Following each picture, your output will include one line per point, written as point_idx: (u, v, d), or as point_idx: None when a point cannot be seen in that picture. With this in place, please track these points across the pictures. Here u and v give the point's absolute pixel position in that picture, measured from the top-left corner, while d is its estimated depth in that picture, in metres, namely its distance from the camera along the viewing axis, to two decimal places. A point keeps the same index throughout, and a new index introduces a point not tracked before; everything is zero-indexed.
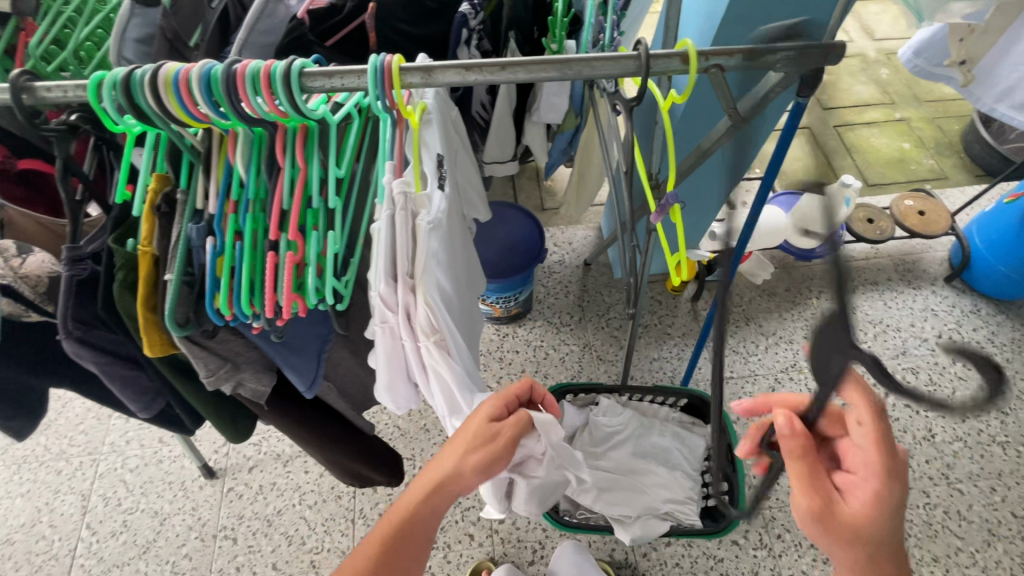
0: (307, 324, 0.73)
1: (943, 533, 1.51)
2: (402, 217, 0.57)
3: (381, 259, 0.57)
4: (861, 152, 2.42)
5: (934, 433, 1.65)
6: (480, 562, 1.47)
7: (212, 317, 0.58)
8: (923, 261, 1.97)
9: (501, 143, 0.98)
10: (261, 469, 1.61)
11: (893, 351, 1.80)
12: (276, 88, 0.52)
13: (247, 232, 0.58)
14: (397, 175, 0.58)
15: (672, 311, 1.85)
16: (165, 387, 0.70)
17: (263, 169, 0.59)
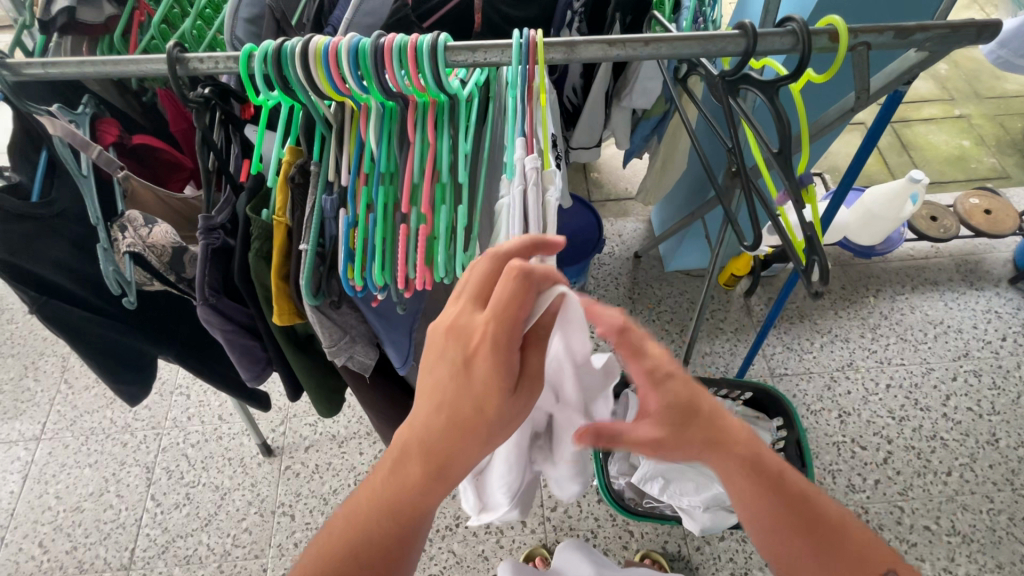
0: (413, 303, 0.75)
1: (1008, 540, 1.47)
2: (535, 193, 0.56)
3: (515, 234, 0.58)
4: (919, 149, 2.36)
5: (999, 438, 1.61)
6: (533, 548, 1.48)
7: (344, 287, 0.59)
8: (985, 262, 1.91)
9: (590, 128, 0.98)
10: (317, 449, 1.64)
11: (955, 353, 1.75)
12: (422, 62, 0.53)
13: (379, 205, 0.59)
14: (527, 152, 0.57)
15: (724, 306, 1.83)
16: (277, 357, 0.72)
17: (393, 141, 0.60)
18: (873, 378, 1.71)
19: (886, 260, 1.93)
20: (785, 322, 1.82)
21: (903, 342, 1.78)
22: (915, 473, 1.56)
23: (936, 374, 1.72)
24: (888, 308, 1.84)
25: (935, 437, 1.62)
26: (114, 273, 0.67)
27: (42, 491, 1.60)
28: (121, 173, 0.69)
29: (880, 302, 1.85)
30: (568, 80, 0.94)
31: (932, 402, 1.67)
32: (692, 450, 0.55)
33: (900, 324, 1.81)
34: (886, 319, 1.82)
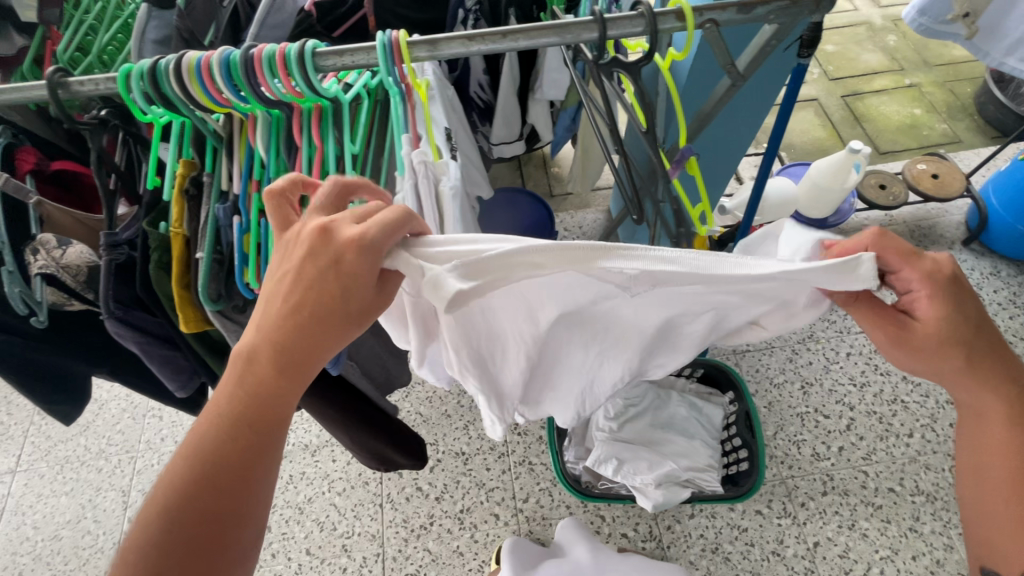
0: None
1: None
2: (426, 184, 0.59)
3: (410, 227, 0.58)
4: (872, 121, 2.39)
5: None
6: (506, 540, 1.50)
7: (242, 291, 0.61)
8: (938, 226, 1.95)
9: (507, 123, 1.01)
10: (290, 459, 1.66)
11: None
12: (292, 69, 0.55)
13: (270, 209, 0.61)
14: (414, 147, 0.61)
15: None
16: (200, 365, 0.74)
17: (281, 149, 0.63)
18: (833, 348, 1.74)
19: (842, 232, 1.96)
20: None
21: None
22: (878, 437, 1.59)
23: None
24: None
25: (896, 401, 1.65)
26: (21, 294, 0.68)
27: (20, 522, 1.61)
28: (33, 199, 0.70)
29: None
30: (474, 75, 0.98)
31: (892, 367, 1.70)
32: (953, 366, 0.61)
33: None
34: None
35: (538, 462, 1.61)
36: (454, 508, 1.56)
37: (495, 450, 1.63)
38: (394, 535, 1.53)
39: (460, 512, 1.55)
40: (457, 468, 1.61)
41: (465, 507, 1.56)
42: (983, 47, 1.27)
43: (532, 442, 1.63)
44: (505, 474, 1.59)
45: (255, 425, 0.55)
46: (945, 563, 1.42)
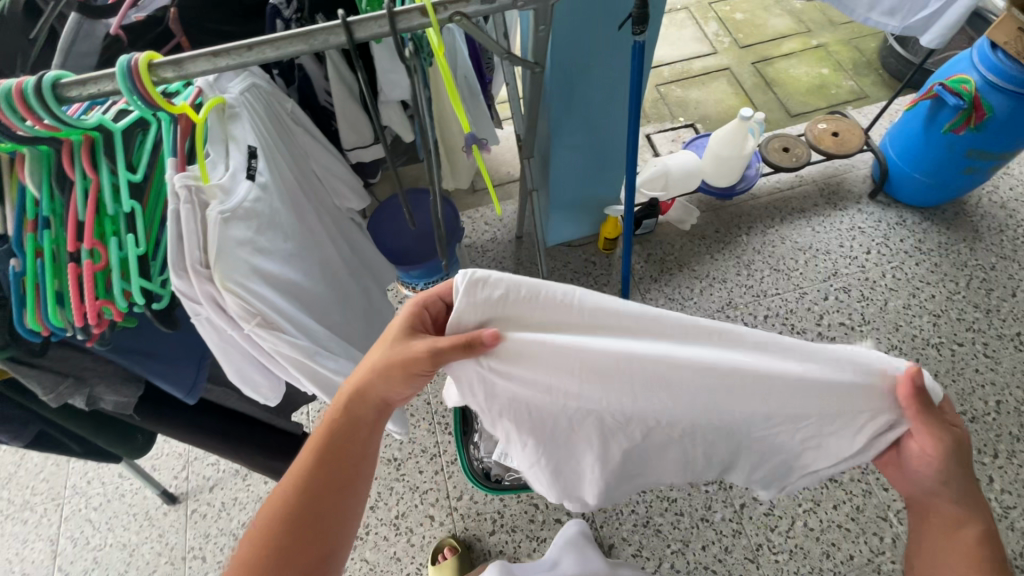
0: (174, 337, 0.76)
1: None
2: (188, 211, 0.59)
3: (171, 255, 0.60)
4: (782, 84, 2.43)
5: (870, 346, 1.69)
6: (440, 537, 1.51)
7: (26, 335, 0.59)
8: (846, 181, 1.99)
9: (356, 130, 1.01)
10: (222, 486, 1.63)
11: (825, 274, 1.83)
12: (33, 105, 0.54)
13: (45, 248, 0.59)
14: (179, 170, 0.61)
15: (606, 271, 1.87)
16: (29, 412, 0.72)
17: (55, 184, 0.61)
18: (751, 313, 1.78)
19: (755, 198, 1.99)
20: (665, 275, 1.86)
21: (777, 273, 1.84)
22: None
23: (810, 297, 1.79)
24: (761, 243, 1.90)
25: None
26: None
27: None
28: None
29: (753, 239, 1.91)
30: (316, 84, 0.98)
31: (808, 324, 1.74)
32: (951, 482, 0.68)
33: (773, 256, 1.87)
34: (759, 253, 1.88)
35: None
36: (389, 515, 1.56)
37: (426, 452, 1.63)
38: None
39: (395, 518, 1.55)
40: (390, 475, 1.61)
41: (400, 512, 1.56)
42: (850, 5, 1.37)
43: None
44: (439, 475, 1.60)
45: (338, 483, 0.72)
46: (865, 508, 1.47)
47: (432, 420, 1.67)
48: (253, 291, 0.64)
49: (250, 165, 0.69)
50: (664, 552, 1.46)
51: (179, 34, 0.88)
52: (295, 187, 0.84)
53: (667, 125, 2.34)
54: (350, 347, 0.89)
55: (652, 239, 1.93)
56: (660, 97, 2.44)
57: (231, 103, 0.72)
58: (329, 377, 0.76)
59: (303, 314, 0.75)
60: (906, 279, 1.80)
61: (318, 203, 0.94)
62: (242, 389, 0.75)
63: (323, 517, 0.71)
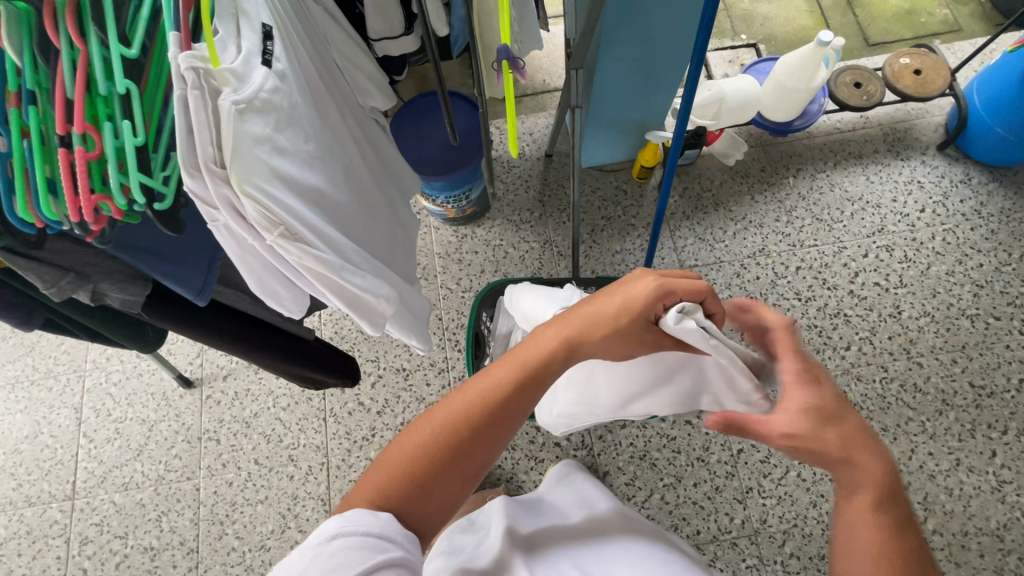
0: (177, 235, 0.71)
1: (897, 405, 1.53)
2: (197, 98, 0.50)
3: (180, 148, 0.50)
4: (865, 5, 2.13)
5: (902, 310, 1.62)
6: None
7: (18, 224, 0.54)
8: (915, 128, 1.80)
9: (383, 15, 0.88)
10: (235, 377, 1.68)
11: (870, 229, 1.71)
12: None
13: (32, 127, 0.52)
14: (185, 48, 0.51)
15: (637, 202, 1.77)
16: (34, 301, 0.69)
17: (37, 52, 0.52)
18: (784, 262, 1.69)
19: (811, 137, 1.82)
20: (699, 213, 1.76)
21: (819, 223, 1.73)
22: (815, 350, 1.59)
23: (849, 252, 1.69)
24: (807, 188, 1.77)
25: (839, 314, 1.63)
26: None
27: None
28: None
29: (799, 182, 1.77)
30: None
31: (840, 281, 1.66)
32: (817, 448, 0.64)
33: (818, 204, 1.75)
34: (804, 200, 1.76)
35: None
36: (395, 421, 1.60)
37: (435, 366, 1.64)
38: (338, 446, 1.59)
39: (401, 424, 1.60)
40: (398, 384, 1.63)
41: (405, 420, 1.60)
42: None
43: None
44: (445, 389, 1.62)
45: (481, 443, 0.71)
46: None
47: (443, 335, 1.67)
48: (276, 194, 0.58)
49: (265, 48, 0.59)
50: (656, 484, 1.51)
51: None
52: (315, 80, 0.74)
53: (726, 42, 2.09)
54: (376, 263, 0.84)
55: (692, 172, 1.80)
56: (724, 6, 2.15)
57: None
58: (353, 291, 0.71)
59: (326, 224, 0.69)
60: (956, 243, 1.68)
61: (341, 100, 0.84)
62: (262, 299, 0.70)
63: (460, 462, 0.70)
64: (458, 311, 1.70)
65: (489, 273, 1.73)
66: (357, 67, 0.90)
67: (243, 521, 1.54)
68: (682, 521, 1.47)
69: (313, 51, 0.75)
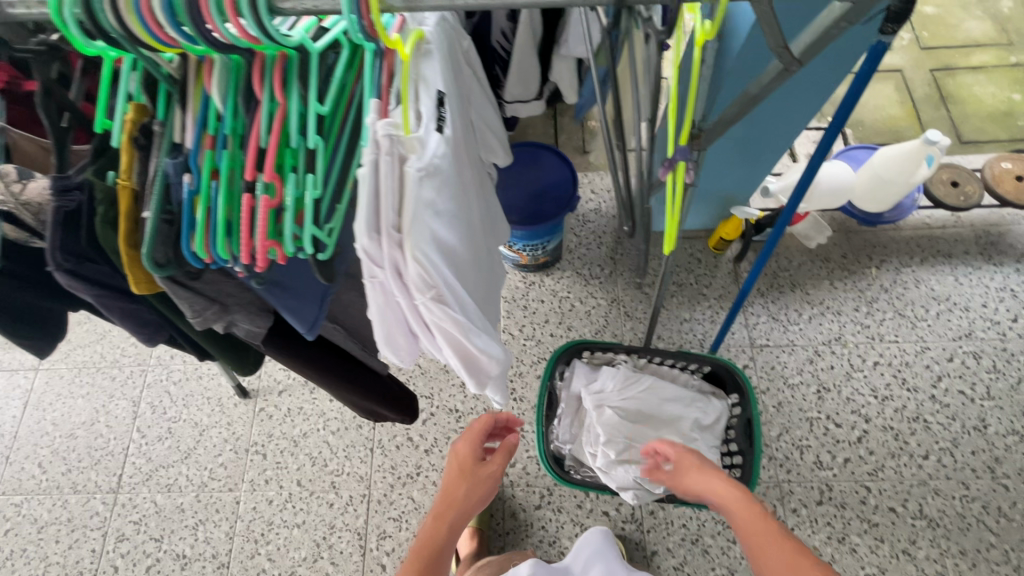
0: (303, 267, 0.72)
1: (977, 528, 1.42)
2: (388, 163, 0.52)
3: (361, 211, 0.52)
4: (959, 102, 2.10)
5: (987, 424, 1.52)
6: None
7: (190, 258, 0.56)
8: (1011, 234, 1.73)
9: (522, 80, 0.91)
10: (290, 393, 1.69)
11: (956, 332, 1.63)
12: (242, 8, 0.46)
13: (223, 171, 0.54)
14: (382, 116, 0.54)
15: (711, 272, 1.74)
16: (165, 320, 0.71)
17: (239, 101, 0.54)
18: (861, 355, 1.62)
19: (897, 229, 1.77)
20: (774, 291, 1.72)
21: (901, 318, 1.66)
22: (889, 454, 1.50)
23: (931, 354, 1.61)
24: (890, 281, 1.71)
25: (917, 419, 1.54)
26: None
27: (41, 417, 1.71)
28: None
29: (883, 274, 1.72)
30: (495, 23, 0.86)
31: (921, 383, 1.58)
32: None
33: (901, 299, 1.68)
34: (886, 292, 1.69)
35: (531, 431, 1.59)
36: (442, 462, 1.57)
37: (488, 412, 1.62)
38: (381, 480, 1.57)
39: None
40: (449, 424, 1.61)
41: None
42: None
43: (526, 410, 1.61)
44: None
45: None
46: None
47: None
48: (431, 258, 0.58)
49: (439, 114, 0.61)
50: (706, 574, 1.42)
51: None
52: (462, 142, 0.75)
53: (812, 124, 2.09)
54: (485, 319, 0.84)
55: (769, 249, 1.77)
56: None
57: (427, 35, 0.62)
58: (472, 351, 0.70)
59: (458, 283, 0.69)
60: None
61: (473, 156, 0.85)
62: (379, 349, 0.69)
63: None
64: (517, 359, 1.69)
65: (553, 323, 1.72)
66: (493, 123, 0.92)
67: (277, 543, 1.52)
68: None
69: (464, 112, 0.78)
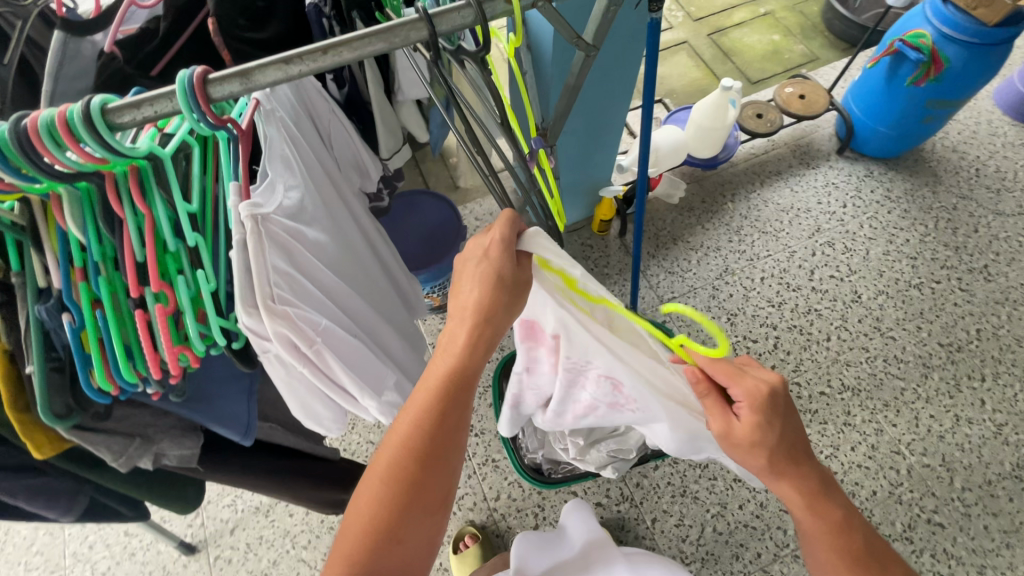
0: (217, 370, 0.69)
1: (888, 380, 1.65)
2: (254, 242, 0.54)
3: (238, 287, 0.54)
4: (739, 53, 2.50)
5: (860, 294, 1.79)
6: (461, 529, 1.50)
7: (94, 396, 0.53)
8: (814, 141, 2.09)
9: (390, 131, 0.96)
10: (244, 527, 1.54)
11: (809, 231, 1.91)
12: (81, 134, 0.47)
13: (104, 297, 0.52)
14: (243, 198, 0.55)
15: (604, 252, 1.89)
16: (82, 483, 0.65)
17: (101, 224, 0.53)
18: (749, 276, 1.84)
19: (734, 165, 2.05)
20: (662, 250, 1.90)
21: (765, 235, 1.91)
22: (803, 348, 1.71)
23: (799, 254, 1.87)
24: (746, 208, 1.97)
25: (811, 310, 1.77)
26: None
27: None
28: None
29: (738, 205, 1.97)
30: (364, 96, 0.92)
31: (801, 280, 1.82)
32: None
33: (759, 220, 1.94)
34: (747, 218, 1.95)
35: (502, 458, 1.59)
36: None
37: None
38: None
39: None
40: None
41: None
42: None
43: (491, 440, 1.61)
44: (472, 478, 1.57)
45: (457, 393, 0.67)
46: (879, 445, 1.56)
47: None
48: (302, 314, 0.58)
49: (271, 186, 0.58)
50: (705, 517, 1.50)
51: (220, 48, 0.79)
52: (327, 185, 0.71)
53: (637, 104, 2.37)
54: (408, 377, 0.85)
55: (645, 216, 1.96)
56: None
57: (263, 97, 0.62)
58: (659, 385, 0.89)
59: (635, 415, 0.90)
60: (882, 226, 1.91)
61: (350, 196, 0.79)
62: (302, 420, 0.70)
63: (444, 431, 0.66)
64: None
65: None
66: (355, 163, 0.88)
67: None
68: (741, 547, 1.46)
69: (323, 157, 0.74)
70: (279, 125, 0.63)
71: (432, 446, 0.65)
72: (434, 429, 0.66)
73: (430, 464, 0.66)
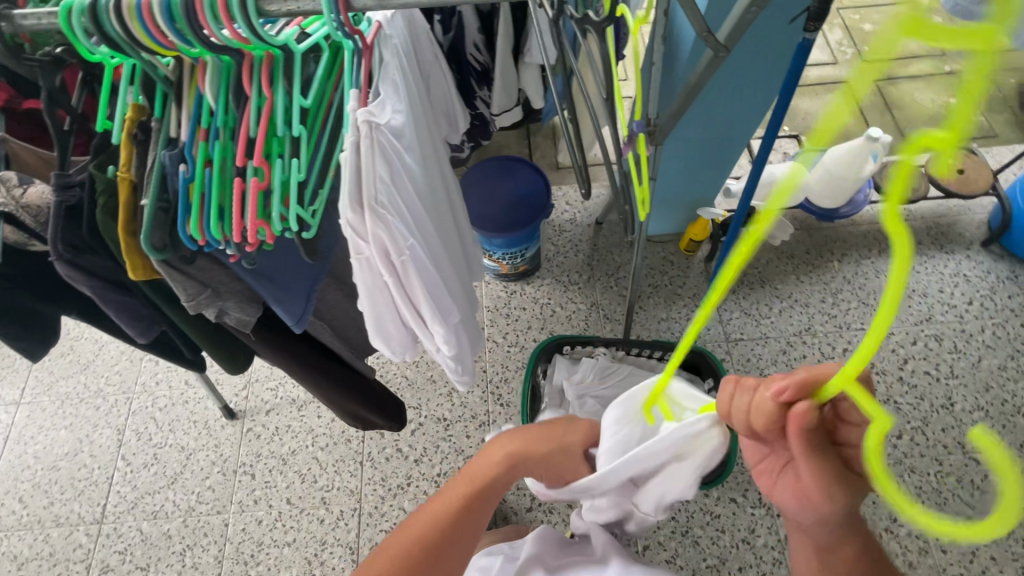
0: (287, 255, 0.76)
1: (953, 502, 1.47)
2: (367, 145, 0.57)
3: (346, 186, 0.57)
4: (902, 108, 2.26)
5: (954, 402, 1.59)
6: None
7: (185, 241, 0.60)
8: (958, 224, 1.85)
9: (505, 90, 0.99)
10: (278, 412, 1.69)
11: (917, 317, 1.72)
12: (233, 13, 0.53)
13: (216, 160, 0.60)
14: (361, 104, 0.59)
15: (683, 273, 1.82)
16: (159, 314, 0.75)
17: (230, 97, 0.60)
18: (831, 343, 1.69)
19: (855, 224, 1.88)
20: (744, 288, 1.80)
21: (865, 307, 1.74)
22: None
23: (896, 338, 1.69)
24: (852, 273, 1.80)
25: (888, 401, 1.61)
26: None
27: (22, 451, 1.69)
28: None
29: (844, 266, 1.81)
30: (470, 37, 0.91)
31: (889, 366, 1.65)
32: None
33: (864, 289, 1.77)
34: (849, 283, 1.78)
35: None
36: (432, 471, 1.59)
37: (476, 419, 1.64)
38: (372, 493, 1.57)
39: (437, 475, 1.58)
40: (438, 433, 1.64)
41: (442, 471, 1.58)
42: None
43: (513, 414, 1.64)
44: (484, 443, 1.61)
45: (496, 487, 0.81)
46: (918, 566, 1.40)
47: (486, 388, 1.69)
48: (399, 225, 0.60)
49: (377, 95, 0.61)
50: (698, 565, 1.44)
51: None
52: (422, 121, 0.74)
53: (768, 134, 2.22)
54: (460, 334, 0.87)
55: None
56: None
57: (382, 20, 0.67)
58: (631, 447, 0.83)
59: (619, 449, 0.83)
60: (1007, 338, 1.67)
61: (438, 142, 0.83)
62: (370, 335, 0.73)
63: (475, 513, 0.79)
64: (503, 366, 1.73)
65: (535, 330, 1.77)
66: (445, 114, 0.93)
67: (268, 563, 1.50)
68: None
69: (420, 97, 0.77)
70: (392, 51, 0.66)
71: (465, 522, 0.77)
72: (472, 508, 0.78)
73: (456, 535, 0.76)
